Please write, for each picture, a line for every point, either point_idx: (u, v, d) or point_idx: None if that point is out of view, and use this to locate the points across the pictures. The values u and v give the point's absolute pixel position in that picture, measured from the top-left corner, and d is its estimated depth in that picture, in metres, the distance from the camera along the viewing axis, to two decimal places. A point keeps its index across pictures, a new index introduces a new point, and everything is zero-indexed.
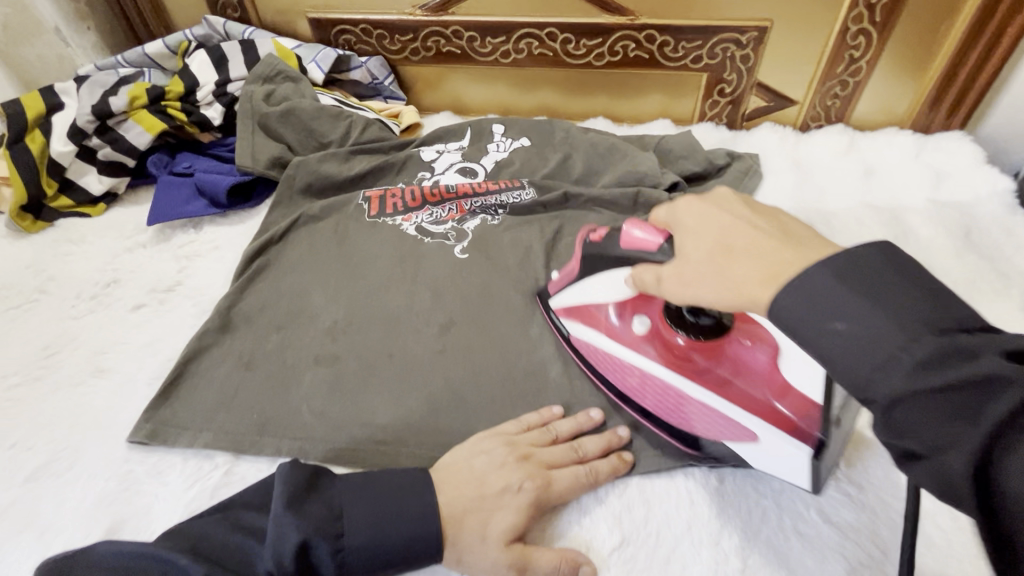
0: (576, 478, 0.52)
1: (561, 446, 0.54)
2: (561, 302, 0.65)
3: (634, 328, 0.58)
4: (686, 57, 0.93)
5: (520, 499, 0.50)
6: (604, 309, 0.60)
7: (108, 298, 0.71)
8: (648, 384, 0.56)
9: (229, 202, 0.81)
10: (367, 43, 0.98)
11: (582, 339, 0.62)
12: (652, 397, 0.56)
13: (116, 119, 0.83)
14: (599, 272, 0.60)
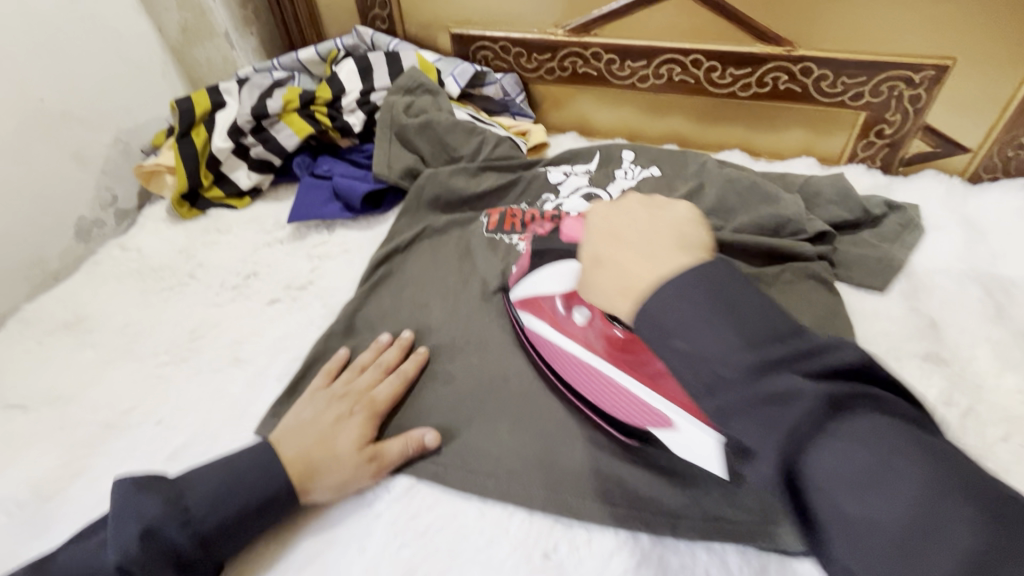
0: (392, 385, 0.61)
1: (367, 371, 0.62)
2: (518, 293, 0.65)
3: (575, 319, 0.58)
4: (844, 94, 0.85)
5: (354, 420, 0.56)
6: (551, 301, 0.60)
7: (248, 289, 0.76)
8: (585, 372, 0.57)
9: (362, 207, 0.83)
10: (503, 60, 0.99)
11: (533, 330, 0.62)
12: (585, 385, 0.57)
13: (270, 120, 0.89)
14: (551, 266, 0.62)
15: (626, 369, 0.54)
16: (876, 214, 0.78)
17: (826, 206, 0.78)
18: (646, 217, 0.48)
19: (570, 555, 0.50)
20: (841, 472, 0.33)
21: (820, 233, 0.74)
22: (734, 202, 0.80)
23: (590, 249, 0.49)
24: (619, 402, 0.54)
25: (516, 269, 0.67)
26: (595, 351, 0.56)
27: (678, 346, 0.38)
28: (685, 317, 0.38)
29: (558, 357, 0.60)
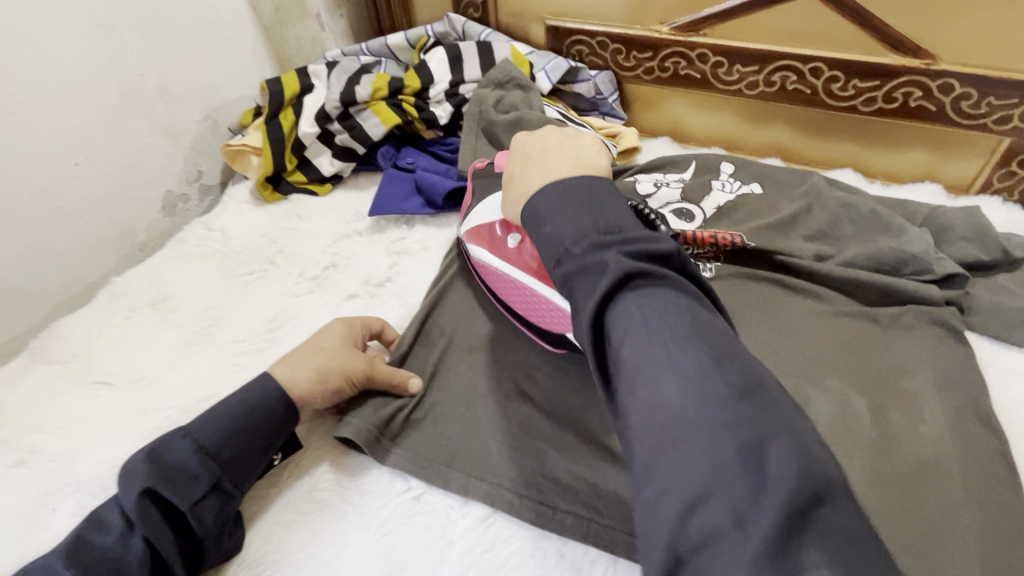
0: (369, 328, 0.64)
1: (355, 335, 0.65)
2: (467, 223, 0.70)
3: (511, 243, 0.64)
4: (988, 116, 0.76)
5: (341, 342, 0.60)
6: (490, 228, 0.66)
7: (326, 281, 0.74)
8: (518, 292, 0.62)
9: (443, 204, 0.81)
10: (599, 56, 0.93)
11: (474, 257, 0.67)
12: (522, 304, 0.62)
13: (357, 108, 0.87)
14: (489, 200, 0.69)
15: (546, 282, 0.59)
16: (1018, 256, 0.68)
17: (955, 244, 0.70)
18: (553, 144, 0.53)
19: None
20: (638, 333, 0.35)
21: (951, 274, 0.66)
22: (847, 229, 0.72)
23: (517, 158, 0.55)
24: (537, 309, 0.60)
25: (460, 210, 0.75)
26: (520, 270, 0.61)
27: (546, 229, 0.43)
28: (564, 203, 0.43)
29: (497, 283, 0.64)
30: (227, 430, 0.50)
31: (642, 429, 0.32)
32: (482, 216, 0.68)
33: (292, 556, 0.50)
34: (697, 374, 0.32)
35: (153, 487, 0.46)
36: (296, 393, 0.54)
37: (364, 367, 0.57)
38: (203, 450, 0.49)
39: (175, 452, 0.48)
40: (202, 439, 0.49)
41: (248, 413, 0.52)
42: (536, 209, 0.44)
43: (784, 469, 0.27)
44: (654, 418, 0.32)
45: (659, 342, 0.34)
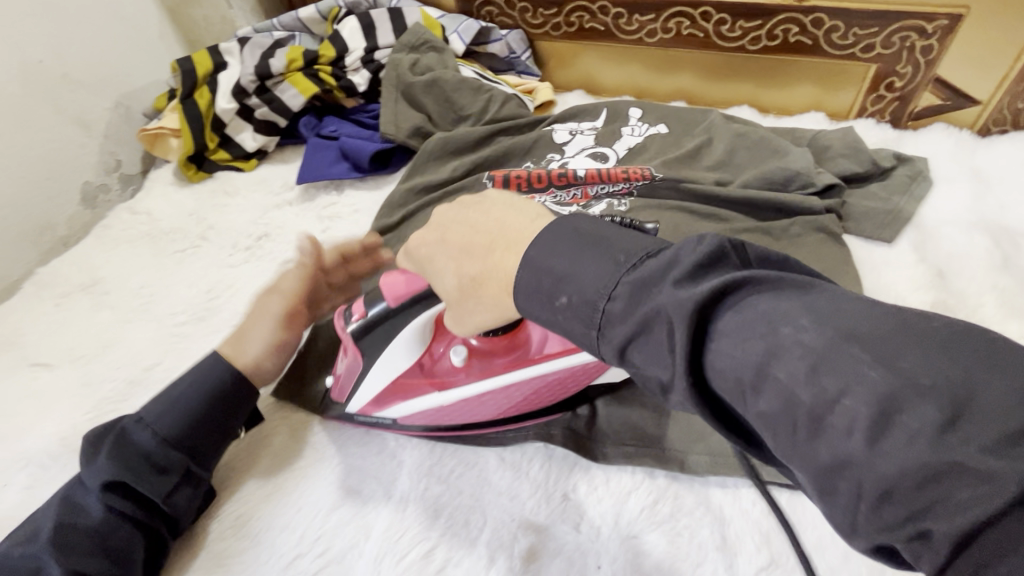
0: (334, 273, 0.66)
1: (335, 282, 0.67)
2: (359, 399, 0.55)
3: (456, 359, 0.54)
4: (855, 46, 0.85)
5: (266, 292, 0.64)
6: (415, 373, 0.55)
7: (260, 250, 0.76)
8: (511, 396, 0.54)
9: (370, 167, 0.83)
10: (509, 16, 0.97)
11: (411, 416, 0.55)
12: (526, 400, 0.54)
13: (274, 80, 0.88)
14: (380, 351, 0.52)
15: (522, 366, 0.53)
16: (884, 167, 0.78)
17: (835, 159, 0.78)
18: (466, 230, 0.42)
19: (589, 496, 0.51)
20: (751, 370, 0.25)
21: (831, 185, 0.74)
22: (743, 155, 0.80)
23: (449, 276, 0.43)
24: (542, 394, 0.54)
25: (332, 378, 0.57)
26: (484, 370, 0.54)
27: (563, 300, 0.33)
28: (552, 269, 0.34)
29: (462, 415, 0.55)
30: (186, 420, 0.51)
31: (789, 453, 0.25)
32: (396, 371, 0.54)
33: (251, 490, 0.54)
34: (813, 374, 0.24)
35: (118, 479, 0.47)
36: (247, 360, 0.56)
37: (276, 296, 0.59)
38: (162, 439, 0.50)
39: (139, 442, 0.49)
40: (163, 430, 0.50)
41: (205, 406, 0.52)
42: (530, 282, 0.35)
43: (983, 428, 0.20)
44: (823, 476, 0.24)
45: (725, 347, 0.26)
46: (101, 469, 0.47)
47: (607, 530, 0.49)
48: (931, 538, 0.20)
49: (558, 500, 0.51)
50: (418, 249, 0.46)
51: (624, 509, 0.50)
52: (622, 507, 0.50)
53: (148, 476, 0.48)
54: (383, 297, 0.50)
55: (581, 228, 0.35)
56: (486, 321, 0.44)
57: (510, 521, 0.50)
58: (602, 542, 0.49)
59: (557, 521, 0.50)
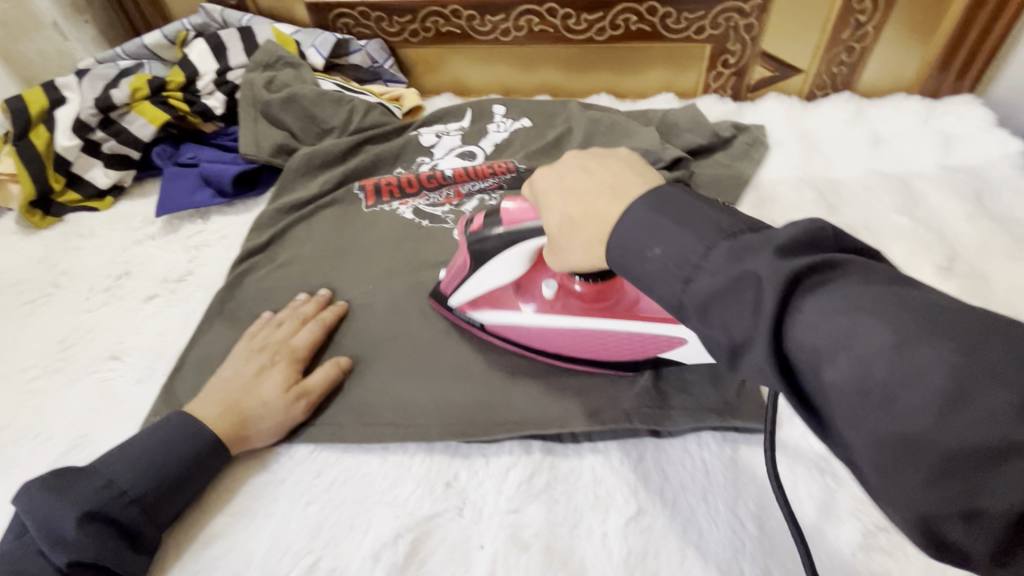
0: (312, 332, 0.62)
1: (308, 326, 0.63)
2: (463, 296, 0.60)
3: (548, 290, 0.57)
4: (688, 29, 0.92)
5: (269, 366, 0.58)
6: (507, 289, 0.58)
7: (121, 290, 0.72)
8: (572, 337, 0.56)
9: (235, 191, 0.81)
10: (365, 26, 0.97)
11: (497, 324, 0.60)
12: (612, 352, 0.56)
13: (119, 112, 0.83)
14: (487, 263, 0.55)
15: (604, 314, 0.55)
16: (726, 136, 0.85)
17: (681, 136, 0.85)
18: (584, 176, 0.41)
19: (470, 481, 0.53)
20: (832, 340, 0.26)
21: (677, 158, 0.80)
22: (599, 139, 0.85)
23: (556, 211, 0.42)
24: (612, 344, 0.55)
25: (445, 275, 0.62)
26: (570, 311, 0.56)
27: (652, 254, 0.33)
28: (653, 227, 0.34)
29: (533, 337, 0.58)
30: (169, 490, 0.50)
31: (849, 418, 0.25)
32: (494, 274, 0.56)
33: None
34: (902, 355, 0.24)
35: (83, 554, 0.45)
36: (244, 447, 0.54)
37: (301, 400, 0.56)
38: (139, 507, 0.48)
39: (106, 509, 0.47)
40: (143, 499, 0.49)
41: (184, 474, 0.51)
42: (623, 241, 0.35)
43: None
44: (880, 443, 0.24)
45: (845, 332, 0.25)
46: (63, 542, 0.45)
47: (488, 511, 0.51)
48: (1000, 516, 0.22)
49: (441, 489, 0.53)
50: (542, 182, 0.44)
51: (506, 487, 0.52)
52: (502, 486, 0.52)
53: (116, 547, 0.46)
54: (502, 221, 0.52)
55: (686, 196, 0.35)
56: (581, 265, 0.42)
57: (394, 519, 0.51)
58: (484, 523, 0.50)
59: (441, 511, 0.51)
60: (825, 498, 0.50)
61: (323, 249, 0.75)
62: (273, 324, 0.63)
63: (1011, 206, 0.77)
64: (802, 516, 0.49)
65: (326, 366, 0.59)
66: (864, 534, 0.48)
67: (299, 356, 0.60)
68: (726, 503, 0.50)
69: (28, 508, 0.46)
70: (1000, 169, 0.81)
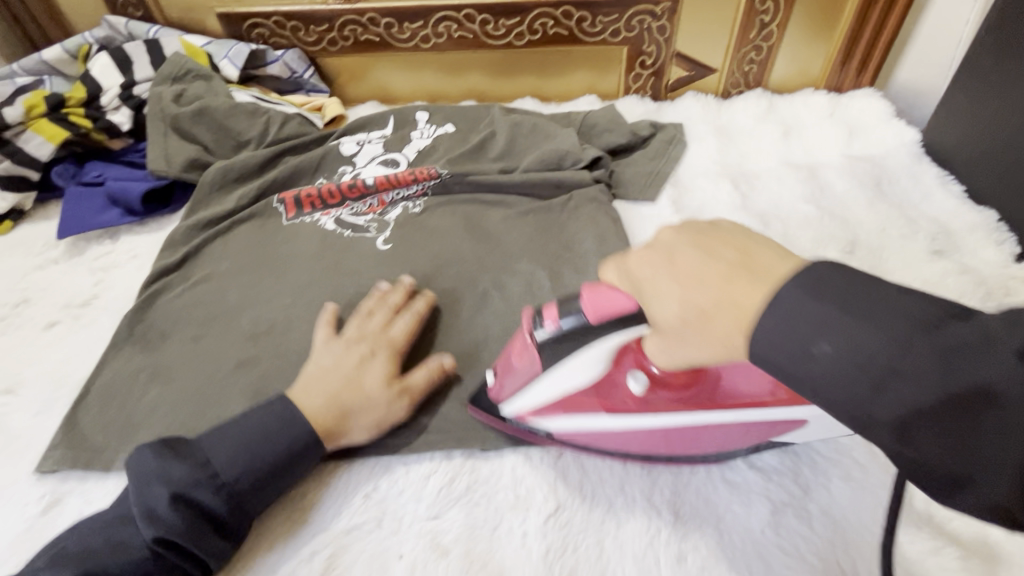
0: (406, 325, 0.60)
1: (402, 317, 0.60)
2: (525, 403, 0.51)
3: (632, 387, 0.48)
4: (604, 32, 0.94)
5: (378, 360, 0.56)
6: (584, 390, 0.49)
7: (18, 319, 0.68)
8: (670, 433, 0.49)
9: (145, 209, 0.78)
10: (281, 36, 0.95)
11: (567, 430, 0.51)
12: (701, 440, 0.50)
13: (14, 131, 0.79)
14: (563, 359, 0.47)
15: (703, 406, 0.48)
16: (645, 135, 0.87)
17: (601, 136, 0.87)
18: (711, 277, 0.34)
19: (390, 491, 0.52)
20: (877, 353, 0.29)
21: (596, 158, 0.82)
22: (522, 142, 0.86)
23: (674, 301, 0.36)
24: (700, 437, 0.49)
25: (494, 379, 0.53)
26: (660, 408, 0.48)
27: (821, 351, 0.30)
28: (804, 317, 0.31)
29: (613, 438, 0.51)
30: (264, 469, 0.49)
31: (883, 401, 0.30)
32: (571, 382, 0.48)
33: None
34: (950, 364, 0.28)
35: (169, 532, 0.45)
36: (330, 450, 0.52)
37: (406, 399, 0.54)
38: (226, 489, 0.47)
39: (195, 491, 0.46)
40: (234, 483, 0.47)
41: (282, 458, 0.49)
42: (773, 345, 0.32)
43: None
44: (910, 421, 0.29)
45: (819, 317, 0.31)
46: (156, 520, 0.45)
47: (408, 520, 0.50)
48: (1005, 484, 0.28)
49: (360, 501, 0.52)
50: (637, 267, 0.39)
51: (427, 494, 0.52)
52: (423, 493, 0.52)
53: (199, 523, 0.46)
54: (582, 310, 0.44)
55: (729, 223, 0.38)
56: (694, 357, 0.38)
57: (310, 536, 0.50)
58: (404, 532, 0.50)
59: (360, 523, 0.50)
60: (735, 480, 0.51)
61: (240, 264, 0.72)
62: (360, 315, 0.61)
63: (909, 192, 0.82)
64: (714, 499, 0.51)
65: (428, 367, 0.56)
66: (774, 512, 0.49)
67: (399, 348, 0.58)
68: (642, 493, 0.51)
69: (136, 470, 0.48)
70: (898, 156, 0.86)
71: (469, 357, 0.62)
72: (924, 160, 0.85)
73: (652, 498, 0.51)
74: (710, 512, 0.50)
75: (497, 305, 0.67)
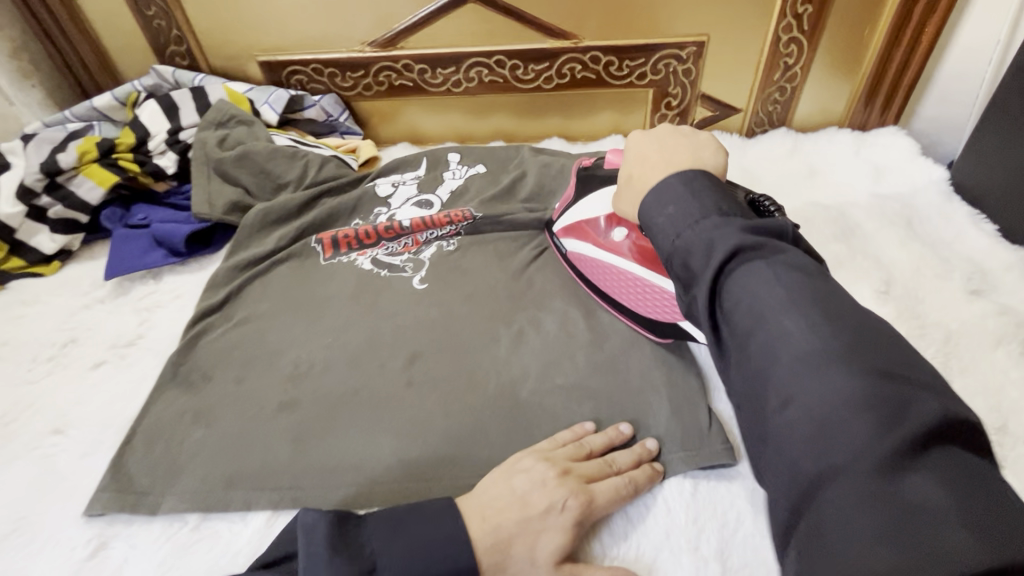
0: (615, 490, 0.52)
1: (608, 482, 0.52)
2: (563, 223, 0.75)
3: (614, 236, 0.68)
4: (631, 75, 0.96)
5: (564, 519, 0.49)
6: (594, 224, 0.70)
7: (66, 358, 0.70)
8: (624, 280, 0.67)
9: (188, 249, 0.80)
10: (319, 82, 0.99)
11: (577, 251, 0.72)
12: (637, 298, 0.66)
13: (65, 175, 0.82)
14: (590, 193, 0.72)
15: (655, 269, 0.65)
16: None
17: None
18: (659, 149, 0.59)
19: None
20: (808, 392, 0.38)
21: None
22: (552, 183, 0.87)
23: (626, 169, 0.62)
24: (643, 296, 0.65)
25: (559, 204, 0.77)
26: (627, 258, 0.67)
27: (673, 212, 0.50)
28: (689, 192, 0.50)
29: (599, 272, 0.70)
30: None
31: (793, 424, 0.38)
32: (589, 212, 0.71)
33: None
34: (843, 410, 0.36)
35: None
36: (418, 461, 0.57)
37: None
38: None
39: None
40: None
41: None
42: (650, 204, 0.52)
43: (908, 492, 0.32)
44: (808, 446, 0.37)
45: (814, 362, 0.38)
46: None
47: None
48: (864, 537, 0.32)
49: None
50: (641, 147, 0.61)
51: None
52: None
53: None
54: (606, 166, 0.72)
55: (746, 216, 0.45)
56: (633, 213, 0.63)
57: None
58: None
59: None
60: None
61: (280, 304, 0.74)
62: (576, 453, 0.55)
63: (940, 231, 0.81)
64: (762, 550, 0.50)
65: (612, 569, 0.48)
66: None
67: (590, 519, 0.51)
68: (688, 543, 0.50)
69: (309, 547, 0.45)
70: (927, 195, 0.86)
71: (506, 398, 0.62)
72: (954, 199, 0.85)
73: (698, 547, 0.50)
74: (758, 564, 0.49)
75: (533, 344, 0.67)
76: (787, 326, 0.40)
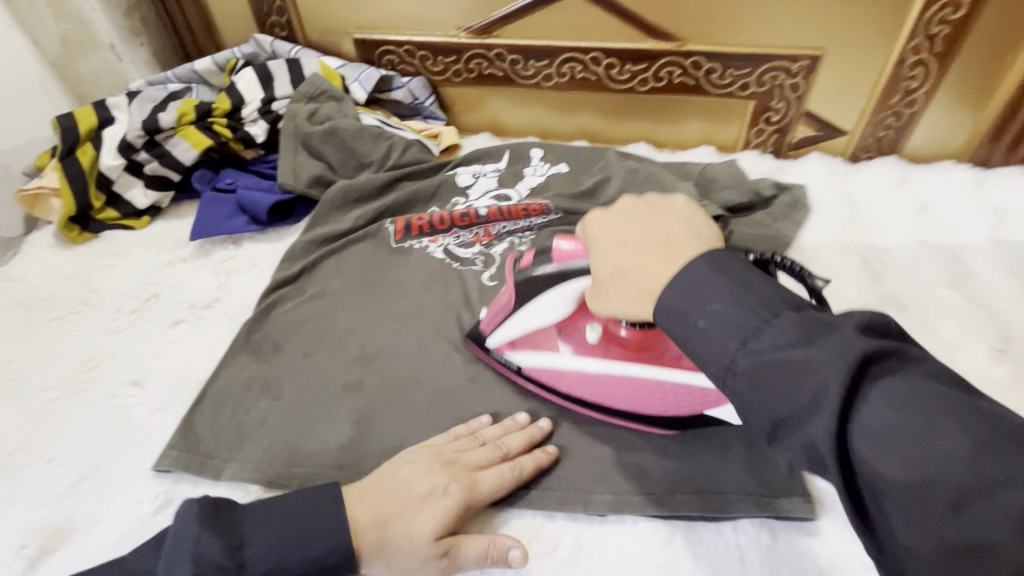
0: (500, 476, 0.51)
1: (494, 468, 0.51)
2: (503, 335, 0.60)
3: (588, 336, 0.57)
4: (733, 85, 0.91)
5: (448, 500, 0.48)
6: (549, 332, 0.58)
7: (148, 312, 0.72)
8: (614, 386, 0.56)
9: (269, 219, 0.81)
10: (409, 64, 0.98)
11: (535, 367, 0.58)
12: (626, 398, 0.55)
13: (164, 134, 0.85)
14: (535, 299, 0.58)
15: (645, 362, 0.55)
16: (767, 196, 0.83)
17: (720, 191, 0.83)
18: (638, 228, 0.45)
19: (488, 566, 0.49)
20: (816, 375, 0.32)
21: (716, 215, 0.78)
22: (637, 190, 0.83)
23: (606, 261, 0.46)
24: (650, 397, 0.55)
25: (487, 312, 0.62)
26: (602, 358, 0.56)
27: (709, 313, 0.36)
28: (700, 289, 0.37)
29: (571, 382, 0.57)
30: None
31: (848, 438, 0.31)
32: (543, 316, 0.58)
33: None
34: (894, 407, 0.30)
35: None
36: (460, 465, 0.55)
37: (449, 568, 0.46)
38: None
39: None
40: None
41: None
42: (667, 323, 0.39)
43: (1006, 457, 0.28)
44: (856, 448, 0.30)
45: (956, 482, 0.28)
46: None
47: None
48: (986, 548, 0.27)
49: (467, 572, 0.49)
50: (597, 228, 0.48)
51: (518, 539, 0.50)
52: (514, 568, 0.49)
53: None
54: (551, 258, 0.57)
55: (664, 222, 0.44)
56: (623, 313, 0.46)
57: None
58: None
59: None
60: None
61: (353, 282, 0.74)
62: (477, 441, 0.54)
63: None
64: None
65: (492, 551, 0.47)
66: None
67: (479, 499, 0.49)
68: None
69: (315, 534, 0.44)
70: None
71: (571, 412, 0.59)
72: None
73: None
74: None
75: None
76: (975, 447, 0.28)
